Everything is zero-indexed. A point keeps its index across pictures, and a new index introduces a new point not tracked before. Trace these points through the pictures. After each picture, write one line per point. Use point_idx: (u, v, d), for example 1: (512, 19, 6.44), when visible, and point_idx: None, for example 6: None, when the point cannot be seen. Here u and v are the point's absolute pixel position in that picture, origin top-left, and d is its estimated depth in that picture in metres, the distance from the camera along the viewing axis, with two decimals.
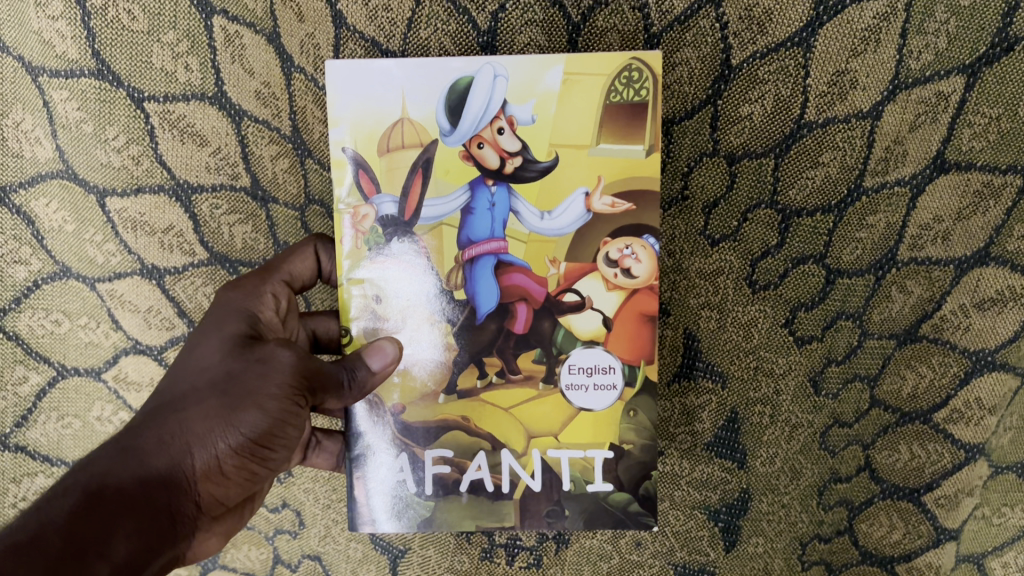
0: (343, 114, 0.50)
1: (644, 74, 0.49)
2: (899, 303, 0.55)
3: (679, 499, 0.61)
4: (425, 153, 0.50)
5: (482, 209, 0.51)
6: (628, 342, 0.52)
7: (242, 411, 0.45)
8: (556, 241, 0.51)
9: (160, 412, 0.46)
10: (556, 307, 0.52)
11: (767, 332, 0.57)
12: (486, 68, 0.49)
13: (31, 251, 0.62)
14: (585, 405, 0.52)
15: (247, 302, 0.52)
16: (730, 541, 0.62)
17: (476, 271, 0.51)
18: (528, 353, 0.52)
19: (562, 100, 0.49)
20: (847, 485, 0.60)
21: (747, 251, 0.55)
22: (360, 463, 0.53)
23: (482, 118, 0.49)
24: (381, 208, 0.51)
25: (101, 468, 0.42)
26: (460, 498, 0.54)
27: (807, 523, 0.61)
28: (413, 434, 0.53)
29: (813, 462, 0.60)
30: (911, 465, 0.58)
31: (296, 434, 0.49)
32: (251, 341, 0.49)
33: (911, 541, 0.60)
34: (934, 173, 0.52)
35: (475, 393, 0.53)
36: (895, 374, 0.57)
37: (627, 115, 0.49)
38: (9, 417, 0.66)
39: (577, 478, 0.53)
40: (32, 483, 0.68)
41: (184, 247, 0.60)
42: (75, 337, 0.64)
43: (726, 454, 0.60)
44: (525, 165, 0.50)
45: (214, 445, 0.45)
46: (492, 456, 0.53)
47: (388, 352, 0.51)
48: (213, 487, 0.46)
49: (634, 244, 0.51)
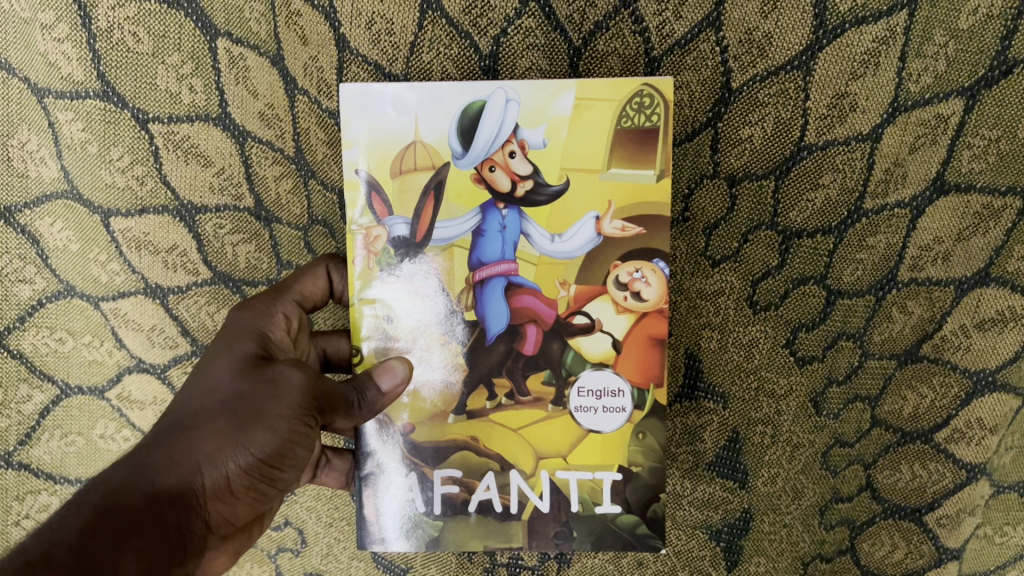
0: (357, 137, 0.50)
1: (655, 99, 0.49)
2: (900, 323, 0.55)
3: (682, 519, 0.61)
4: (438, 175, 0.50)
5: (493, 231, 0.51)
6: (637, 364, 0.52)
7: (252, 430, 0.46)
8: (567, 263, 0.51)
9: (171, 430, 0.46)
10: (566, 329, 0.52)
11: (768, 353, 0.57)
12: (498, 92, 0.49)
13: (35, 269, 0.62)
14: (594, 427, 0.53)
15: (259, 322, 0.52)
16: (732, 561, 0.62)
17: (486, 292, 0.52)
18: (537, 374, 0.52)
19: (573, 124, 0.50)
20: (849, 505, 0.60)
21: (748, 271, 0.55)
22: (371, 481, 0.54)
23: (494, 141, 0.50)
24: (394, 229, 0.51)
25: (113, 485, 0.43)
26: (468, 518, 0.54)
27: (809, 543, 0.61)
28: (422, 453, 0.53)
29: (814, 482, 0.60)
30: (913, 485, 0.58)
31: (305, 454, 0.49)
32: (262, 361, 0.49)
33: (912, 561, 0.60)
34: (934, 196, 0.53)
35: (484, 413, 0.53)
36: (896, 394, 0.57)
37: (639, 140, 0.50)
38: (12, 436, 0.67)
39: (586, 500, 0.54)
40: (36, 500, 0.68)
41: (187, 267, 0.60)
42: (79, 355, 0.64)
43: (727, 473, 0.60)
44: (536, 189, 0.50)
45: (223, 465, 0.45)
46: (500, 477, 0.54)
47: (398, 372, 0.51)
48: (222, 506, 0.46)
49: (645, 268, 0.51)
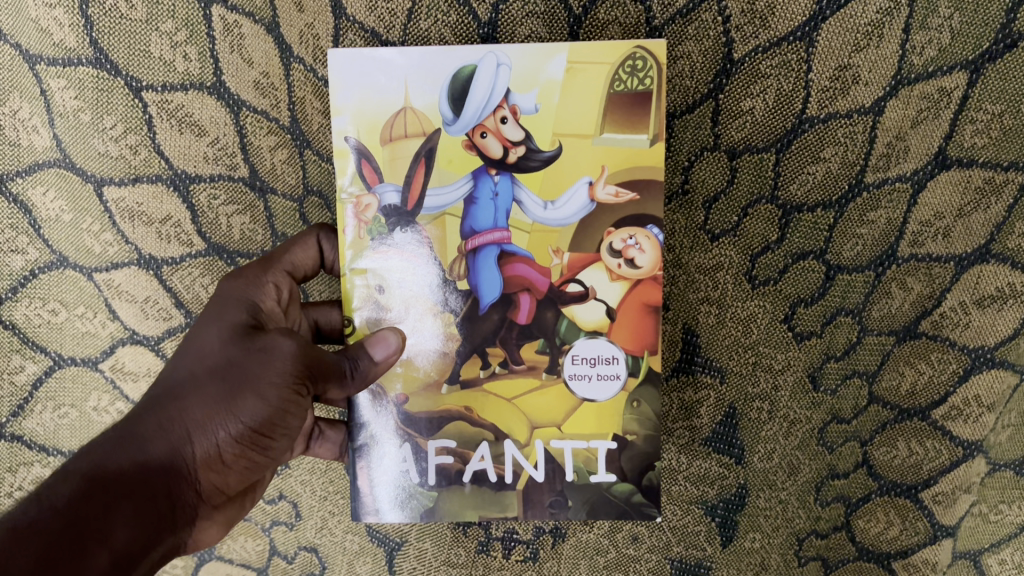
0: (346, 103, 0.49)
1: (648, 62, 0.48)
2: (899, 300, 0.55)
3: (677, 494, 0.61)
4: (429, 142, 0.50)
5: (485, 199, 0.50)
6: (630, 332, 0.51)
7: (242, 398, 0.45)
8: (560, 231, 0.51)
9: (161, 397, 0.45)
10: (559, 297, 0.51)
11: (767, 328, 0.57)
12: (489, 57, 0.48)
13: (28, 240, 0.62)
14: (589, 396, 0.52)
15: (248, 291, 0.51)
16: (727, 536, 0.62)
17: (479, 261, 0.51)
18: (531, 343, 0.52)
19: (565, 88, 0.49)
20: (845, 482, 0.60)
21: (747, 246, 0.55)
22: (365, 453, 0.54)
23: (486, 107, 0.49)
24: (384, 197, 0.51)
25: (101, 454, 0.42)
26: (463, 488, 0.54)
27: (804, 519, 0.61)
28: (416, 424, 0.53)
29: (810, 458, 0.60)
30: (909, 461, 0.58)
31: (296, 422, 0.49)
32: (252, 330, 0.49)
33: (908, 538, 0.59)
34: (936, 170, 0.52)
35: (477, 382, 0.53)
36: (895, 371, 0.57)
37: (631, 104, 0.49)
38: (5, 407, 0.66)
39: (581, 469, 0.54)
40: (29, 472, 0.68)
41: (181, 238, 0.60)
42: (73, 327, 0.63)
43: (723, 449, 0.60)
44: (528, 155, 0.50)
45: (213, 433, 0.45)
46: (495, 447, 0.54)
47: (391, 342, 0.51)
48: (214, 474, 0.46)
49: (638, 234, 0.50)
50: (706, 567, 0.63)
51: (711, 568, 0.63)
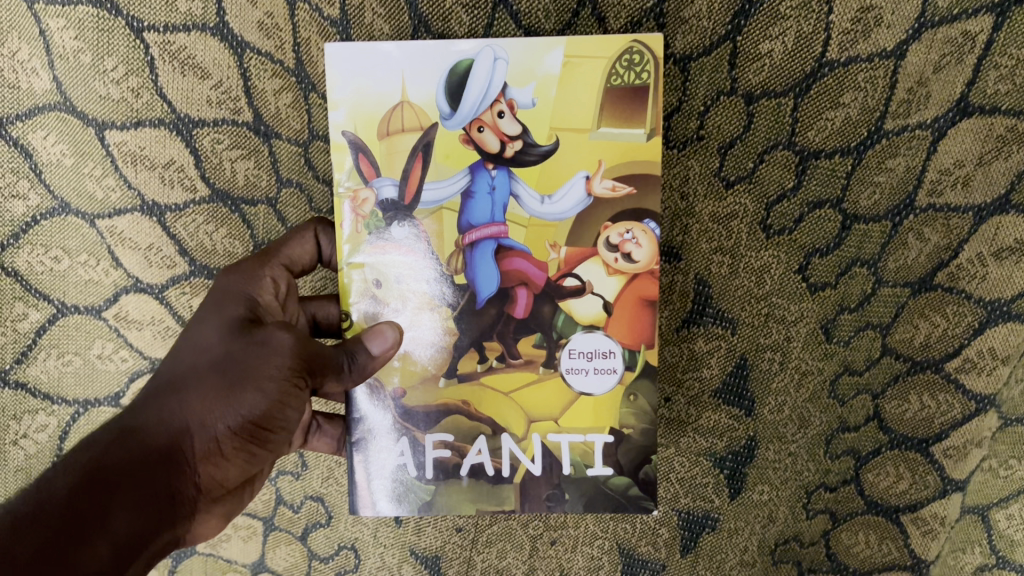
0: (342, 97, 0.49)
1: (645, 57, 0.47)
2: (915, 250, 0.54)
3: (685, 446, 0.61)
4: (426, 136, 0.49)
5: (482, 193, 0.50)
6: (628, 326, 0.51)
7: (242, 390, 0.46)
8: (558, 225, 0.50)
9: (162, 392, 0.46)
10: (557, 292, 0.51)
11: (780, 278, 0.56)
12: (486, 51, 0.48)
13: (29, 185, 0.61)
14: (586, 389, 0.52)
15: (247, 286, 0.52)
16: (735, 488, 0.62)
17: (476, 255, 0.51)
18: (529, 337, 0.52)
19: (562, 83, 0.48)
20: (855, 434, 0.60)
21: (762, 193, 0.54)
22: (362, 446, 0.53)
23: (483, 101, 0.48)
24: (382, 191, 0.50)
25: (102, 447, 0.43)
26: (461, 481, 0.54)
27: (812, 471, 0.61)
28: (413, 418, 0.53)
29: (821, 410, 0.60)
30: (921, 415, 0.57)
31: (295, 416, 0.49)
32: (251, 325, 0.49)
33: (917, 491, 0.58)
34: (957, 117, 0.50)
35: (475, 376, 0.53)
36: (908, 323, 0.56)
37: (629, 99, 0.48)
38: (9, 353, 0.66)
39: (578, 462, 0.53)
40: (34, 420, 0.67)
41: (185, 183, 0.59)
42: (75, 274, 0.63)
43: (733, 400, 0.59)
44: (525, 149, 0.49)
45: (213, 426, 0.45)
46: (493, 440, 0.53)
47: (388, 337, 0.50)
48: (213, 468, 0.46)
49: (635, 229, 0.50)
50: (713, 518, 0.63)
51: (718, 520, 0.63)
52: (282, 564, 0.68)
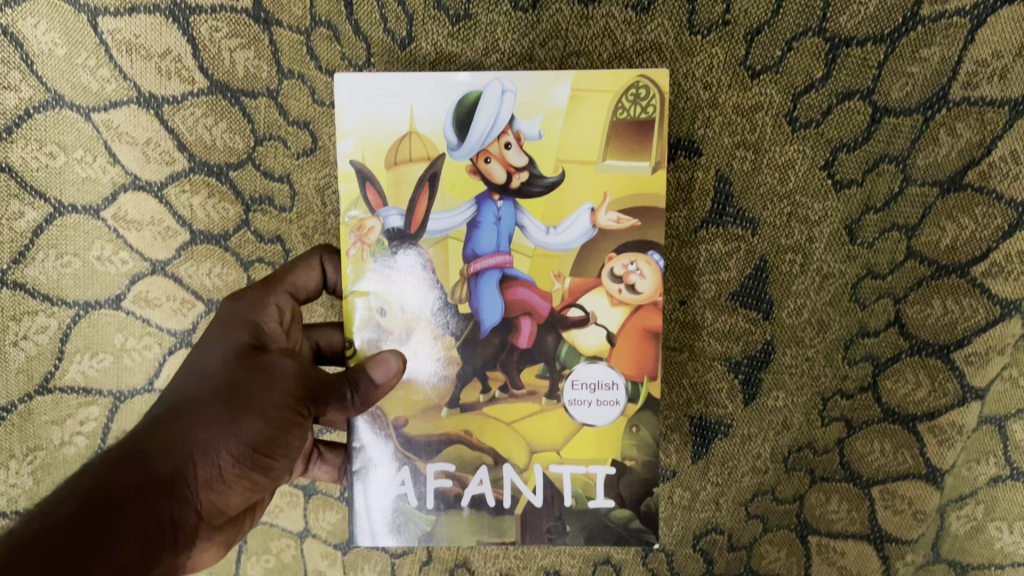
0: (352, 126, 0.50)
1: (650, 90, 0.50)
2: (946, 147, 0.52)
3: (700, 350, 0.60)
4: (433, 167, 0.51)
5: (488, 223, 0.52)
6: (630, 357, 0.52)
7: (245, 416, 0.48)
8: (562, 255, 0.52)
9: (166, 418, 0.47)
10: (560, 322, 0.52)
11: (805, 175, 0.55)
12: (494, 84, 0.50)
13: (20, 76, 0.59)
14: (588, 421, 0.53)
15: (251, 313, 0.54)
16: (750, 394, 0.61)
17: (481, 285, 0.52)
18: (531, 367, 0.53)
19: (568, 116, 0.50)
20: (875, 340, 0.58)
21: (789, 84, 0.54)
22: (363, 476, 0.54)
23: (490, 133, 0.50)
24: (388, 221, 0.51)
25: (105, 471, 0.43)
26: (461, 512, 0.55)
27: (830, 378, 0.60)
28: (415, 447, 0.54)
29: (841, 314, 0.58)
30: (944, 320, 0.55)
31: (294, 444, 0.51)
32: (254, 351, 0.51)
33: (936, 399, 0.56)
34: (997, 4, 0.49)
35: (478, 407, 0.54)
36: (935, 226, 0.54)
37: (633, 131, 0.50)
38: (5, 254, 0.63)
39: (579, 495, 0.54)
40: (33, 322, 0.65)
41: (182, 74, 0.58)
42: (72, 172, 0.61)
43: (751, 304, 0.58)
44: (531, 181, 0.51)
45: (217, 453, 0.47)
46: (494, 471, 0.54)
47: (392, 365, 0.52)
48: (214, 495, 0.48)
49: (639, 260, 0.52)
50: (727, 424, 0.62)
51: (731, 427, 0.62)
52: None
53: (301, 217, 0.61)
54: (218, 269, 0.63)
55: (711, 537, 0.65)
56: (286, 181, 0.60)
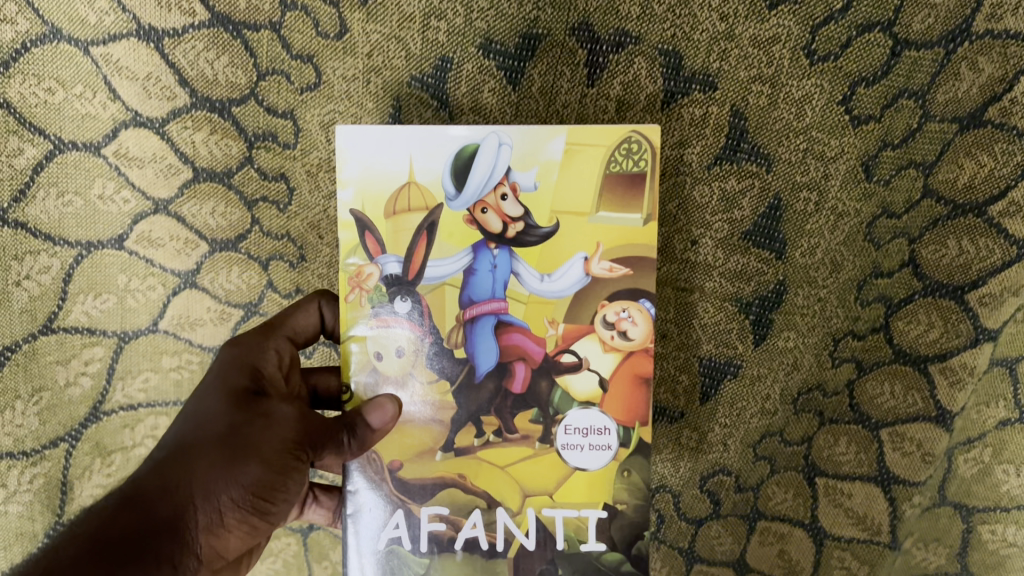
0: (352, 176, 0.51)
1: (643, 146, 0.50)
2: (967, 83, 0.52)
3: (710, 291, 0.59)
4: (431, 216, 0.51)
5: (483, 270, 0.51)
6: (623, 403, 0.52)
7: (243, 463, 0.49)
8: (556, 303, 0.52)
9: (166, 459, 0.49)
10: (554, 367, 0.52)
11: (823, 109, 0.54)
12: (491, 137, 0.50)
13: (16, 9, 0.58)
14: (580, 464, 0.53)
15: (250, 355, 0.55)
16: (760, 335, 0.60)
17: (476, 330, 0.52)
18: (525, 412, 0.52)
19: (563, 168, 0.50)
20: (888, 281, 0.57)
21: (807, 15, 0.53)
22: (355, 520, 0.54)
23: (487, 184, 0.50)
24: (386, 268, 0.52)
25: (104, 518, 0.46)
26: (455, 555, 0.54)
27: (842, 320, 0.59)
28: (408, 490, 0.53)
29: (855, 254, 0.58)
30: (958, 261, 0.54)
31: (295, 489, 0.52)
32: (252, 395, 0.52)
33: (949, 340, 0.56)
34: None
35: (472, 450, 0.53)
36: (952, 164, 0.54)
37: (627, 184, 0.50)
38: (4, 192, 0.62)
39: (571, 537, 0.54)
40: (35, 263, 0.64)
41: (183, 7, 0.58)
42: (71, 108, 0.60)
43: (764, 243, 0.58)
44: (527, 230, 0.51)
45: (214, 499, 0.48)
46: (488, 514, 0.53)
47: (388, 410, 0.51)
48: (212, 540, 0.49)
49: (631, 308, 0.51)
50: (736, 365, 0.61)
51: (741, 368, 0.61)
52: None
53: (305, 153, 0.60)
54: (222, 208, 0.63)
55: (719, 477, 0.65)
56: (289, 117, 0.60)
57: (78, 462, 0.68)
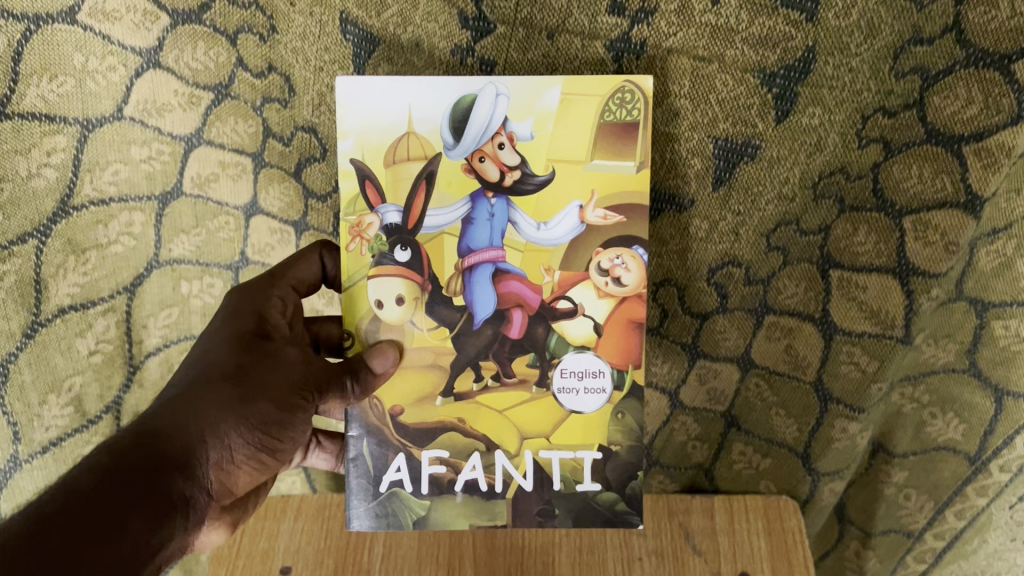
0: (351, 127, 0.53)
1: (636, 96, 0.51)
2: None
3: (731, 61, 0.53)
4: (430, 165, 0.53)
5: (481, 219, 0.54)
6: (616, 347, 0.56)
7: (254, 401, 0.54)
8: (552, 250, 0.55)
9: (181, 398, 0.53)
10: (550, 313, 0.56)
11: None
12: (488, 87, 0.51)
13: None
14: (577, 407, 0.58)
15: (256, 302, 0.58)
16: (783, 112, 0.54)
17: (474, 279, 0.55)
18: (523, 357, 0.57)
19: (559, 118, 0.52)
20: (928, 49, 0.51)
21: None
22: (357, 463, 0.59)
23: (484, 134, 0.52)
24: (386, 216, 0.54)
25: (125, 448, 0.50)
26: (455, 496, 0.60)
27: (873, 94, 0.53)
28: (409, 434, 0.59)
29: (893, 17, 0.51)
30: (1009, 27, 0.49)
31: (300, 429, 0.57)
32: (259, 338, 0.56)
33: (987, 118, 0.52)
34: None
35: (470, 396, 0.58)
36: None
37: (620, 133, 0.52)
38: None
39: (568, 478, 0.59)
40: None
41: None
42: None
43: (793, 3, 0.51)
44: (523, 179, 0.53)
45: (226, 437, 0.53)
46: (487, 457, 0.59)
47: (389, 357, 0.56)
48: (224, 475, 0.54)
49: (624, 254, 0.54)
50: (754, 146, 0.56)
51: (760, 148, 0.56)
52: (277, 207, 0.65)
53: None
54: None
55: (727, 270, 0.62)
56: None
57: (50, 260, 0.64)
